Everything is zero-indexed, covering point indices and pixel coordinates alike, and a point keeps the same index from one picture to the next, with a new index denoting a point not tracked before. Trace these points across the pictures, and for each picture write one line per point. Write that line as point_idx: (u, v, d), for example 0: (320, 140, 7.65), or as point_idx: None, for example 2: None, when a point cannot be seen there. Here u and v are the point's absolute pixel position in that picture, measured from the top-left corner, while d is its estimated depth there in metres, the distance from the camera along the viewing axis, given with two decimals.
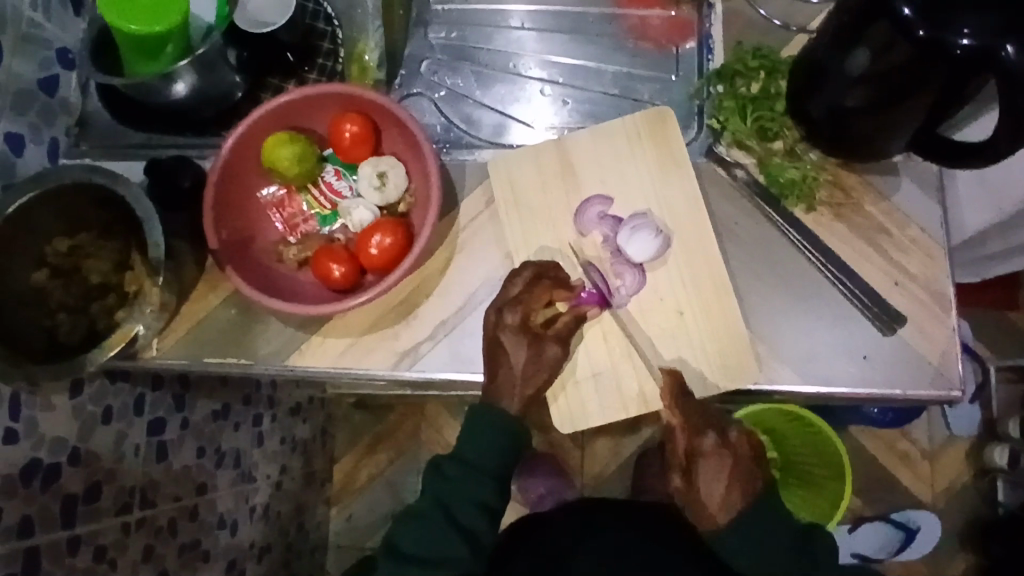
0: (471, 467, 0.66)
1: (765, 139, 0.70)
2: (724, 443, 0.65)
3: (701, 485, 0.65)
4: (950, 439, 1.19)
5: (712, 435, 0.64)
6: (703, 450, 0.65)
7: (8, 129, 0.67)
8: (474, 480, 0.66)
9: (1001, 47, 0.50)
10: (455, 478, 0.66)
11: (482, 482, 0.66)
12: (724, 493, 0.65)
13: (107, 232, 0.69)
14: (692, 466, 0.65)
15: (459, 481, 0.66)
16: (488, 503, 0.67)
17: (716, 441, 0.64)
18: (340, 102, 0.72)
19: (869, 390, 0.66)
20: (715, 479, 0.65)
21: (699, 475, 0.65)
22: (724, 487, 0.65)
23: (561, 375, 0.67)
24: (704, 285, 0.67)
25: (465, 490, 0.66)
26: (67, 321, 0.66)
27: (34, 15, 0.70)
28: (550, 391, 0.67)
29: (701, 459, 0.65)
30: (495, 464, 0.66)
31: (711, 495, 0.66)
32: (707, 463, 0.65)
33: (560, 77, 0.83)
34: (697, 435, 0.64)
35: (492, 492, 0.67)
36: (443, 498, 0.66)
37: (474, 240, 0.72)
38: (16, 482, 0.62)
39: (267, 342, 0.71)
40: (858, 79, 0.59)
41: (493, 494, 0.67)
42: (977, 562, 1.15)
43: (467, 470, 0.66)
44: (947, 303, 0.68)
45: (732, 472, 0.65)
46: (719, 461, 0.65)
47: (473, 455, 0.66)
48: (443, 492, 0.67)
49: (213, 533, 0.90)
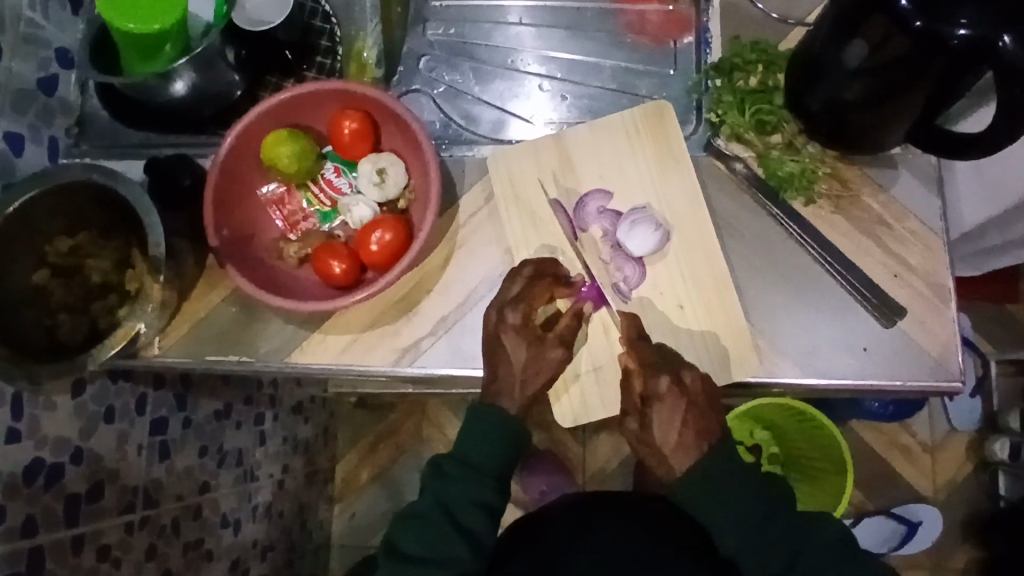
0: (471, 467, 0.66)
1: (764, 132, 0.70)
2: (680, 385, 0.62)
3: (656, 430, 0.62)
4: (952, 433, 1.19)
5: (666, 376, 0.62)
6: (657, 393, 0.62)
7: (7, 130, 0.67)
8: (474, 481, 0.66)
9: (999, 37, 0.50)
10: (454, 478, 0.66)
11: (482, 483, 0.66)
12: (677, 435, 0.62)
13: (105, 232, 0.69)
14: (647, 408, 0.62)
15: (459, 482, 0.66)
16: (489, 503, 0.67)
17: (671, 382, 0.62)
18: (339, 100, 0.72)
19: (870, 382, 0.66)
20: (670, 423, 0.62)
21: (653, 419, 0.62)
22: (681, 430, 0.62)
23: (564, 374, 0.67)
24: (704, 279, 0.67)
25: (465, 489, 0.66)
26: (68, 321, 0.66)
27: (32, 15, 0.70)
28: (552, 391, 0.67)
29: (656, 403, 0.62)
30: (496, 463, 0.66)
31: (669, 443, 0.62)
32: (660, 403, 0.62)
33: (559, 72, 0.83)
34: (651, 377, 0.62)
35: (492, 492, 0.67)
36: (445, 495, 0.66)
37: (474, 237, 0.72)
38: (19, 482, 0.62)
39: (268, 340, 0.71)
40: (857, 71, 0.59)
41: (494, 493, 0.67)
42: (979, 555, 1.15)
43: (467, 470, 0.66)
44: (946, 294, 0.68)
45: (695, 423, 0.62)
46: (673, 405, 0.62)
47: (473, 454, 0.66)
48: (444, 492, 0.66)
49: (216, 532, 0.90)
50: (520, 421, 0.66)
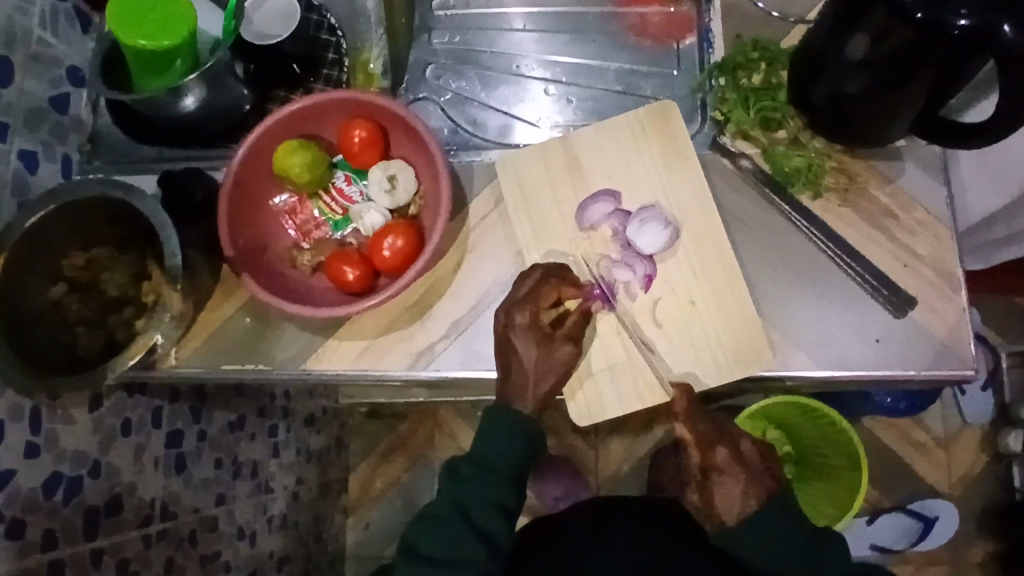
0: (485, 467, 0.66)
1: (769, 129, 0.72)
2: (736, 455, 0.67)
3: (717, 499, 0.66)
4: (965, 427, 1.19)
5: (723, 447, 0.66)
6: (716, 463, 0.66)
7: (20, 147, 0.68)
8: (489, 482, 0.66)
9: (998, 26, 0.52)
10: (470, 479, 0.67)
11: (496, 483, 0.66)
12: (739, 506, 0.66)
13: (121, 246, 0.71)
14: (708, 479, 0.66)
15: (475, 482, 0.66)
16: (505, 505, 0.67)
17: (728, 454, 0.66)
18: (348, 109, 0.73)
19: (885, 372, 0.67)
20: (731, 490, 0.66)
21: (715, 490, 0.66)
22: (741, 497, 0.66)
23: (578, 371, 0.68)
24: (715, 274, 0.68)
25: (480, 494, 0.66)
26: (85, 334, 0.68)
27: (43, 34, 0.71)
28: (567, 389, 0.68)
29: (716, 472, 0.66)
30: (512, 467, 0.66)
31: (731, 509, 0.66)
32: (722, 477, 0.66)
33: (563, 76, 0.84)
34: (709, 448, 0.66)
35: (510, 495, 0.67)
36: (460, 501, 0.66)
37: (485, 239, 0.73)
38: (38, 496, 0.63)
39: (284, 348, 0.72)
40: (857, 65, 0.60)
41: (511, 494, 0.67)
42: (997, 550, 1.15)
43: (481, 470, 0.66)
44: (957, 283, 0.68)
45: (752, 488, 0.66)
46: (733, 475, 0.66)
47: (488, 456, 0.66)
48: (458, 494, 0.66)
49: (233, 544, 0.91)
50: (536, 424, 0.66)
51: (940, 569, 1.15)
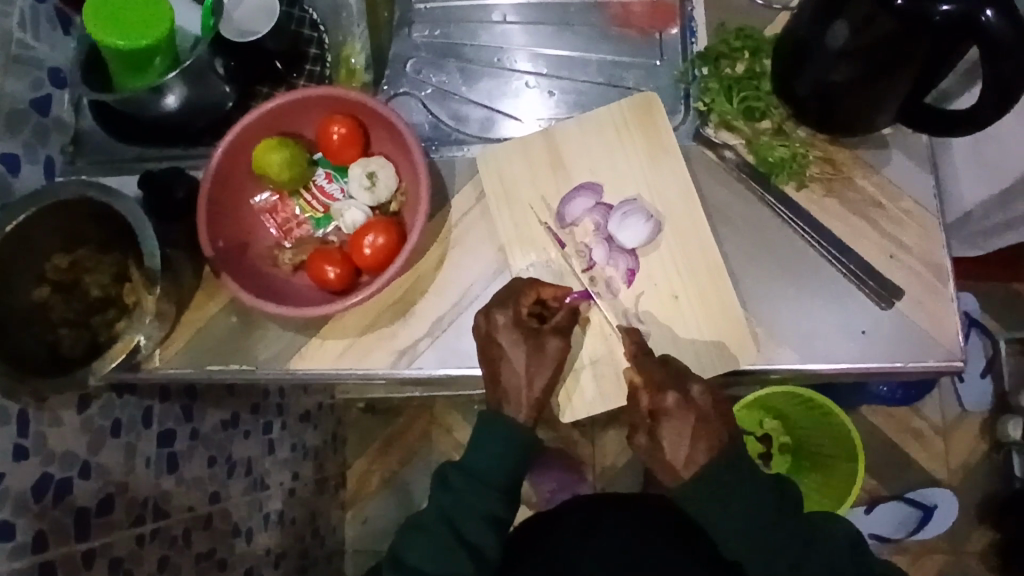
0: (478, 480, 0.66)
1: (752, 119, 0.70)
2: (688, 400, 0.61)
3: (665, 444, 0.62)
4: (964, 416, 1.18)
5: (673, 391, 0.61)
6: (665, 409, 0.61)
7: (2, 151, 0.68)
8: (480, 492, 0.66)
9: (981, 12, 0.51)
10: (463, 491, 0.66)
11: (488, 495, 0.66)
12: (686, 451, 0.62)
13: (104, 247, 0.70)
14: (656, 424, 0.62)
15: (465, 493, 0.66)
16: (496, 516, 0.67)
17: (678, 398, 0.61)
18: (327, 106, 0.73)
19: (870, 365, 0.66)
20: (678, 436, 0.62)
21: (662, 433, 0.62)
22: (690, 446, 0.62)
23: (565, 383, 0.67)
24: (698, 267, 0.67)
25: (473, 505, 0.66)
26: (69, 335, 0.67)
27: (23, 35, 0.71)
28: (557, 407, 0.67)
29: (664, 418, 0.62)
30: (501, 476, 0.66)
31: (678, 457, 0.62)
32: (670, 422, 0.62)
33: (546, 69, 0.83)
34: (659, 393, 0.62)
35: (500, 505, 0.67)
36: (449, 513, 0.66)
37: (466, 235, 0.72)
38: (28, 498, 0.63)
39: (267, 347, 0.72)
40: (839, 54, 0.59)
41: (502, 505, 0.67)
42: (995, 539, 1.14)
43: (474, 482, 0.66)
44: (944, 274, 0.67)
45: (705, 437, 0.61)
46: (682, 419, 0.61)
47: (478, 465, 0.66)
48: (448, 506, 0.66)
49: (228, 542, 0.91)
50: (529, 432, 0.65)
51: (938, 560, 1.15)
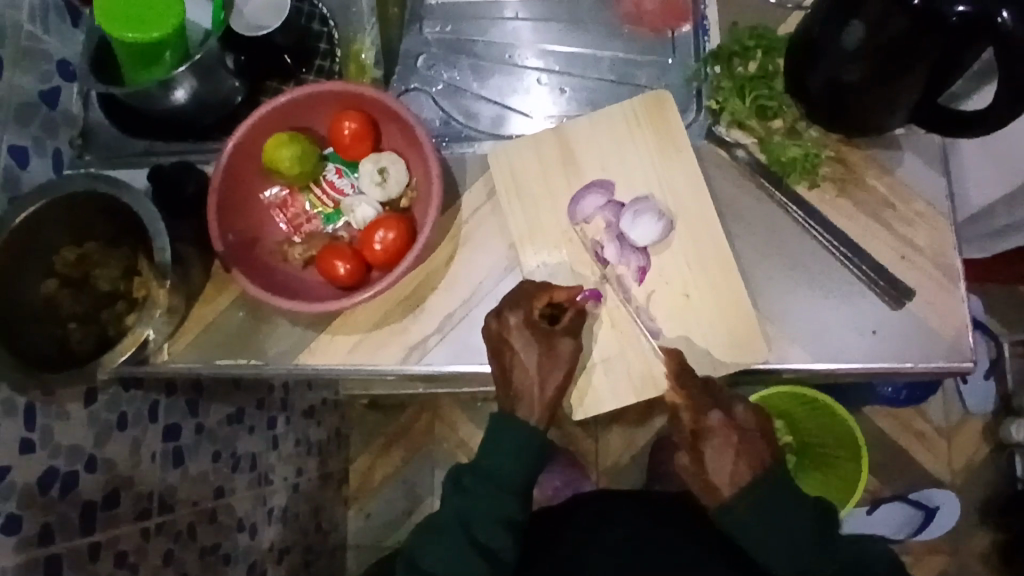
0: (493, 481, 0.66)
1: (765, 118, 0.70)
2: (731, 418, 0.62)
3: (708, 462, 0.62)
4: (967, 417, 1.18)
5: (716, 410, 0.62)
6: (709, 427, 0.62)
7: (10, 144, 0.68)
8: (495, 497, 0.66)
9: (997, 13, 0.50)
10: (476, 493, 0.66)
11: (502, 498, 0.66)
12: (730, 472, 0.61)
13: (113, 241, 0.70)
14: (699, 441, 0.62)
15: (477, 494, 0.66)
16: (513, 519, 0.67)
17: (722, 416, 0.61)
18: (338, 101, 0.72)
19: (880, 365, 0.66)
20: (723, 454, 0.61)
21: (706, 452, 0.62)
22: (734, 465, 0.61)
23: (578, 385, 0.67)
24: (710, 265, 0.67)
25: (487, 507, 0.66)
26: (78, 330, 0.67)
27: (32, 28, 0.71)
28: (572, 402, 0.67)
29: (709, 436, 0.62)
30: (517, 478, 0.66)
31: (722, 478, 0.62)
32: (714, 440, 0.62)
33: (557, 66, 0.83)
34: (702, 411, 0.62)
35: (517, 509, 0.67)
36: (464, 515, 0.66)
37: (477, 232, 0.72)
38: (34, 492, 0.63)
39: (276, 342, 0.72)
40: (853, 54, 0.59)
41: (517, 507, 0.67)
42: (998, 539, 1.14)
43: (486, 483, 0.66)
44: (955, 275, 0.67)
45: (750, 458, 0.61)
46: (726, 437, 0.61)
47: (492, 467, 0.66)
48: (465, 511, 0.66)
49: (232, 537, 0.91)
50: (543, 435, 0.65)
51: (940, 560, 1.15)
